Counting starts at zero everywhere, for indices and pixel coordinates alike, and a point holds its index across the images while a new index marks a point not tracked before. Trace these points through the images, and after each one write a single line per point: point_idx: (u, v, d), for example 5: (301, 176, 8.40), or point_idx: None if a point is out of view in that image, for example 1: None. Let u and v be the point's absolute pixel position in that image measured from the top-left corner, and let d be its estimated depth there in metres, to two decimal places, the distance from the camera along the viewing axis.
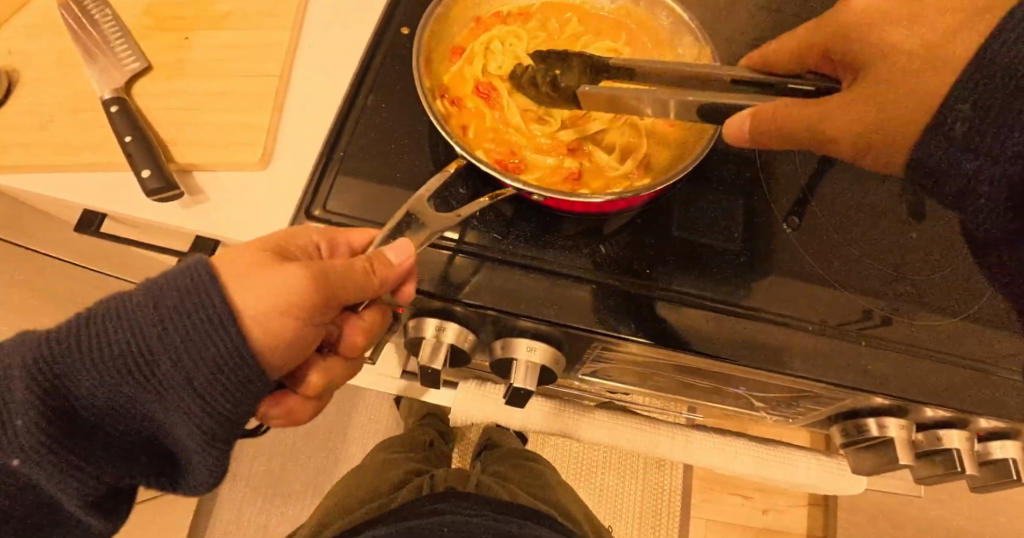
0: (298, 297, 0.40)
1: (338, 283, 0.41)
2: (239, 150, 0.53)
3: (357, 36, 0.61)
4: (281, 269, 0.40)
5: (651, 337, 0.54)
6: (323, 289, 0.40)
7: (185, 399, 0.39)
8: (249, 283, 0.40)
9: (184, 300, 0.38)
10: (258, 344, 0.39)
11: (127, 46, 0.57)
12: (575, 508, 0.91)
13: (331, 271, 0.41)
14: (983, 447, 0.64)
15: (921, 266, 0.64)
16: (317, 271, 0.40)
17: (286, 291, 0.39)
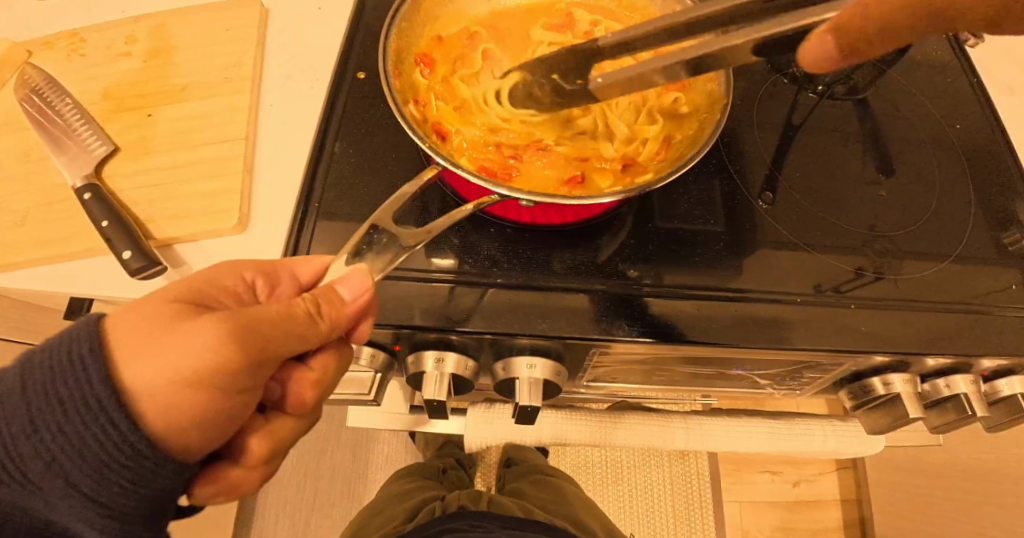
0: (221, 359, 0.37)
1: (260, 331, 0.39)
2: (214, 217, 0.54)
3: (313, 89, 0.63)
4: (197, 324, 0.38)
5: (645, 334, 0.54)
6: (244, 342, 0.38)
7: (55, 492, 0.37)
8: (157, 350, 0.37)
9: (74, 388, 0.36)
10: (148, 420, 0.37)
11: (91, 132, 0.57)
12: (591, 519, 0.92)
13: (257, 319, 0.39)
14: (990, 386, 0.65)
15: (894, 221, 0.65)
16: (239, 323, 0.38)
17: (181, 359, 0.37)
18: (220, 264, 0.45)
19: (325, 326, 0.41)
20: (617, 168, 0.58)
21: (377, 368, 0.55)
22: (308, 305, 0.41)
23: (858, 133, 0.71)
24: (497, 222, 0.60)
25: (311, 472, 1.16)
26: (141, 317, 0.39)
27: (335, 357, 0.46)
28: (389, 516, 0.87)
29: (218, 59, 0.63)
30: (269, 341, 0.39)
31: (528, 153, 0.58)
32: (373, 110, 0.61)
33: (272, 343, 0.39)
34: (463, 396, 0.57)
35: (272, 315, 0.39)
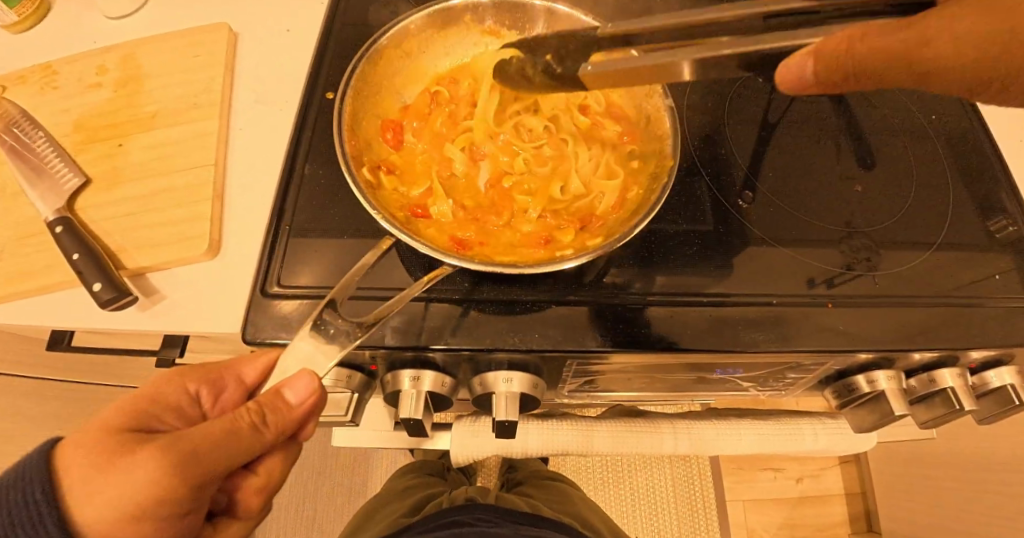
0: (164, 494, 0.37)
1: (201, 457, 0.38)
2: (185, 244, 0.54)
3: (283, 111, 0.63)
4: (137, 457, 0.38)
5: (618, 343, 0.53)
6: (185, 470, 0.37)
7: None
8: (100, 489, 0.37)
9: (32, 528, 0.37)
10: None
11: (63, 164, 0.57)
12: (598, 522, 0.91)
13: (197, 446, 0.38)
14: (979, 379, 0.63)
15: (872, 216, 0.64)
16: (179, 456, 0.38)
17: (126, 498, 0.37)
18: (164, 377, 0.45)
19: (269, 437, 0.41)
20: (574, 226, 0.58)
21: (355, 388, 0.54)
22: (249, 416, 0.41)
23: (835, 129, 0.71)
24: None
25: (312, 484, 1.17)
26: (86, 454, 0.39)
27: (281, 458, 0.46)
28: (392, 510, 0.86)
29: (188, 86, 0.63)
30: (209, 466, 0.39)
31: (488, 222, 0.57)
32: None
33: (213, 468, 0.39)
34: (443, 411, 0.57)
35: (213, 435, 0.39)
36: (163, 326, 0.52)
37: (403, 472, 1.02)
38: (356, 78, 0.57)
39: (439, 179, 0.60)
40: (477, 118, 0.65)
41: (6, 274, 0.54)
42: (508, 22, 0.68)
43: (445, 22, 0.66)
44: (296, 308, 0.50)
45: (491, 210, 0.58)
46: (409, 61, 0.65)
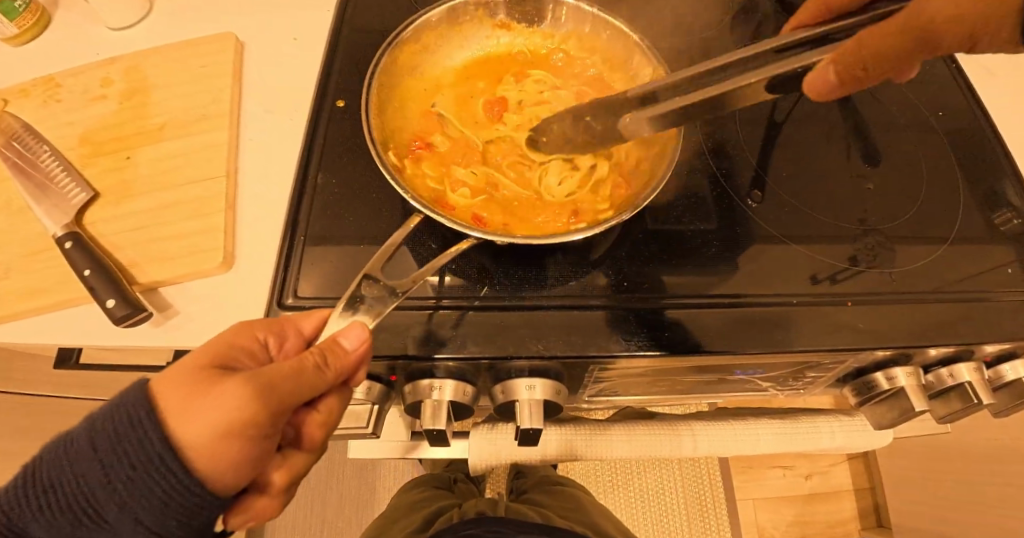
0: (247, 418, 0.37)
1: (279, 388, 0.38)
2: (198, 257, 0.53)
3: (292, 121, 0.62)
4: (226, 385, 0.38)
5: (640, 348, 0.53)
6: (266, 398, 0.37)
7: (127, 530, 0.38)
8: (198, 408, 0.37)
9: (137, 445, 0.37)
10: (193, 470, 0.37)
11: (70, 179, 0.56)
12: (611, 526, 0.91)
13: (275, 378, 0.38)
14: (994, 372, 0.63)
15: (884, 213, 0.64)
16: (258, 384, 0.37)
17: (213, 420, 0.36)
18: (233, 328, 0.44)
19: (331, 378, 0.40)
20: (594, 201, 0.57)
21: (375, 400, 0.54)
22: (312, 355, 0.40)
23: (842, 126, 0.71)
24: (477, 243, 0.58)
25: (320, 497, 1.15)
26: (182, 382, 0.39)
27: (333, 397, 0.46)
28: (405, 525, 0.85)
29: (195, 97, 0.62)
30: (286, 395, 0.38)
31: (510, 201, 0.56)
32: (355, 138, 0.60)
33: (290, 400, 0.39)
34: (464, 421, 0.56)
35: (286, 369, 0.39)
36: (178, 341, 0.51)
37: (412, 484, 1.00)
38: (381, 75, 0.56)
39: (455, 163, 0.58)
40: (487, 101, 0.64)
41: (14, 292, 0.53)
42: (524, 18, 0.66)
43: (463, 19, 0.64)
44: None
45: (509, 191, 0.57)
46: (429, 57, 0.63)
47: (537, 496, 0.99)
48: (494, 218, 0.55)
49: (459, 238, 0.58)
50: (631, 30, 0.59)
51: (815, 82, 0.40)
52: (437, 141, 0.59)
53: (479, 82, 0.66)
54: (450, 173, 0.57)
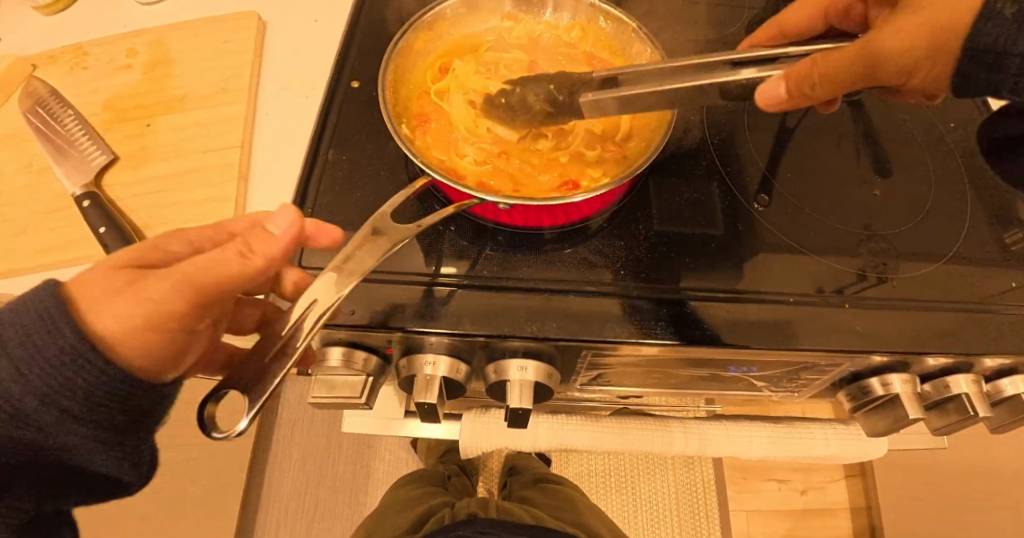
0: (179, 303, 0.38)
1: (206, 276, 0.38)
2: (208, 222, 0.55)
3: (309, 100, 0.64)
4: (118, 294, 0.38)
5: (633, 335, 0.53)
6: (184, 288, 0.38)
7: (59, 416, 0.38)
8: (113, 298, 0.38)
9: (48, 337, 0.37)
10: (117, 363, 0.38)
11: (92, 142, 0.58)
12: (601, 524, 0.91)
13: (191, 269, 0.38)
14: (993, 387, 0.62)
15: (887, 219, 0.64)
16: (185, 273, 0.38)
17: (151, 302, 0.38)
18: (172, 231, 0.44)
19: (261, 263, 0.41)
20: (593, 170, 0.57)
21: (371, 372, 0.55)
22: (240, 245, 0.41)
23: (851, 133, 0.71)
24: (478, 223, 0.59)
25: (317, 479, 1.17)
26: (97, 277, 0.39)
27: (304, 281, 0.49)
28: (399, 521, 0.86)
29: (216, 71, 0.64)
30: (211, 284, 0.39)
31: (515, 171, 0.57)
32: (368, 118, 0.62)
33: (216, 291, 0.39)
34: (455, 399, 0.57)
35: (211, 258, 0.39)
36: None
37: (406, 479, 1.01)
38: (395, 56, 0.57)
39: (461, 137, 0.59)
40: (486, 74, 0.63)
41: (30, 246, 0.54)
42: (533, 10, 0.65)
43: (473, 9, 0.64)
44: None
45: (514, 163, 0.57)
46: (442, 43, 0.63)
47: (530, 495, 0.99)
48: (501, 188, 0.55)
49: (459, 220, 0.59)
50: (632, 20, 0.59)
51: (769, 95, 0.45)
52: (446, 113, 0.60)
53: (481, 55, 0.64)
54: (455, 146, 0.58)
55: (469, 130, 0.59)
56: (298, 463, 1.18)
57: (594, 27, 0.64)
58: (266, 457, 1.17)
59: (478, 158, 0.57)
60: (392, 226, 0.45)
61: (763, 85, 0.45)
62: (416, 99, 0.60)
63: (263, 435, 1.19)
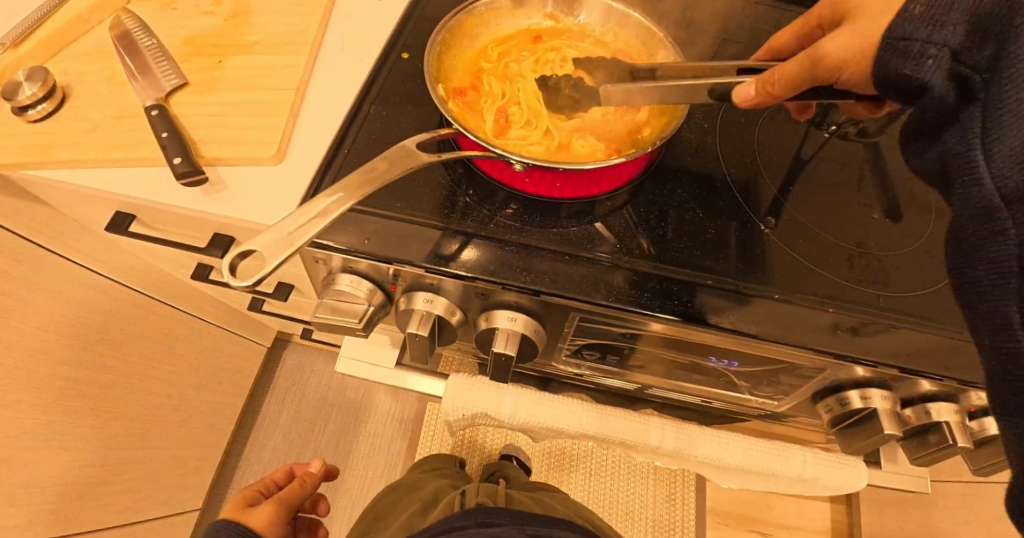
0: (284, 496, 0.73)
1: (293, 495, 0.74)
2: (255, 146, 0.60)
3: (363, 61, 0.70)
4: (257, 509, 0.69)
5: (620, 303, 0.57)
6: (289, 496, 0.73)
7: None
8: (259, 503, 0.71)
9: None
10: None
11: (168, 67, 0.65)
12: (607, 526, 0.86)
13: (290, 493, 0.74)
14: (977, 424, 0.62)
15: (883, 242, 0.65)
16: (292, 494, 0.74)
17: (282, 499, 0.72)
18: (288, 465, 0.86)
19: (301, 484, 0.77)
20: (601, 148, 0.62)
21: (373, 304, 0.60)
22: (301, 479, 0.77)
23: (862, 166, 0.73)
24: (495, 186, 0.64)
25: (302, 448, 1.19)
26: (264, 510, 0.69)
27: (307, 475, 0.80)
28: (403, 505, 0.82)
29: (285, 26, 0.71)
30: (295, 494, 0.75)
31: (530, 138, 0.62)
32: (411, 84, 0.68)
33: (297, 494, 0.75)
34: (444, 342, 0.64)
35: (295, 489, 0.75)
36: (219, 209, 0.58)
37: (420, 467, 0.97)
38: (444, 30, 0.62)
39: (489, 104, 0.64)
40: (524, 56, 0.69)
41: (97, 143, 0.60)
42: (575, 14, 0.70)
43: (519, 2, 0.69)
44: (341, 221, 0.58)
45: (532, 131, 0.63)
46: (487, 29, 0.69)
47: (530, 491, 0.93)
48: (520, 149, 0.61)
49: (477, 181, 0.64)
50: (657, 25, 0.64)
51: (742, 96, 0.49)
52: (482, 87, 0.65)
53: (519, 43, 0.70)
54: (479, 111, 0.64)
55: (500, 98, 0.65)
56: (285, 428, 1.21)
57: (629, 31, 0.68)
58: (256, 417, 1.21)
59: (500, 123, 0.63)
60: (411, 157, 0.49)
61: (738, 86, 0.49)
62: (456, 71, 0.66)
63: (256, 395, 1.22)
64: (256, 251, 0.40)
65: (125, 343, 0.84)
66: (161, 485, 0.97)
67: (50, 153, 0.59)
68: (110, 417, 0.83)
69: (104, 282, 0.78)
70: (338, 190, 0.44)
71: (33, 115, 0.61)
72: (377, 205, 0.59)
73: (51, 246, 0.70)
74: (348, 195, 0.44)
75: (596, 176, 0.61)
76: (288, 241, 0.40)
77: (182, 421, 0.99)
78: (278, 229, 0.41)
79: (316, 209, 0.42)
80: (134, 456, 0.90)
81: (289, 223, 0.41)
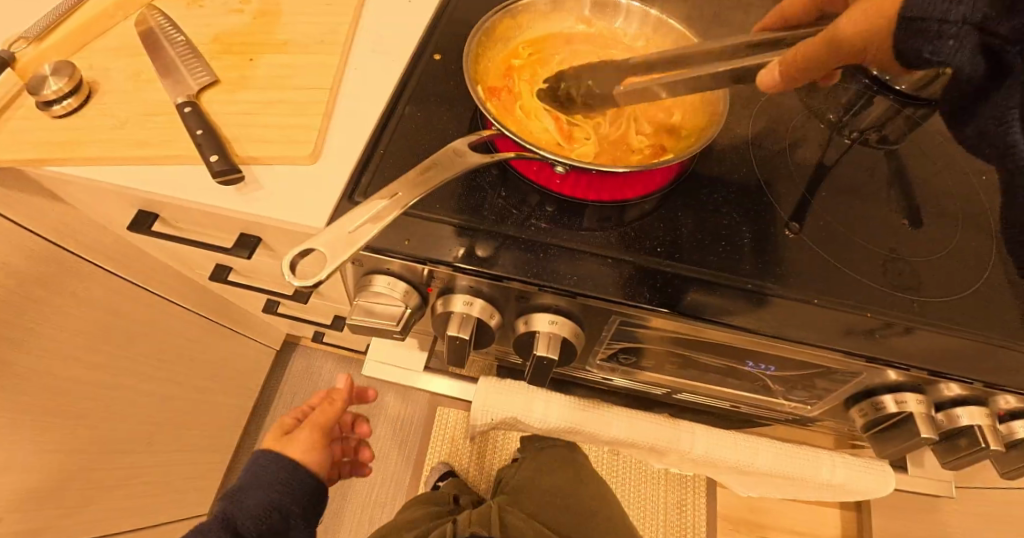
0: (318, 421, 0.68)
1: (325, 418, 0.69)
2: (290, 145, 0.59)
3: (395, 62, 0.69)
4: (293, 437, 0.65)
5: (661, 306, 0.57)
6: (321, 420, 0.69)
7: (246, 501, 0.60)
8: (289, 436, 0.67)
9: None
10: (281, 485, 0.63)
11: (199, 64, 0.64)
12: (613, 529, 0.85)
13: (323, 419, 0.69)
14: (1007, 427, 0.62)
15: (912, 247, 0.66)
16: (325, 419, 0.69)
17: (316, 424, 0.68)
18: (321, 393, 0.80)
19: (337, 401, 0.72)
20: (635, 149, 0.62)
21: (410, 306, 0.59)
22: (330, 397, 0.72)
23: (887, 172, 0.74)
24: (532, 188, 0.63)
25: None
26: (301, 438, 0.65)
27: (334, 393, 0.73)
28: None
29: (315, 25, 0.70)
30: (328, 415, 0.70)
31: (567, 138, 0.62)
32: (444, 86, 0.67)
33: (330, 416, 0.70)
34: (481, 346, 0.63)
35: (328, 412, 0.70)
36: (255, 208, 0.57)
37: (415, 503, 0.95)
38: (480, 31, 0.62)
39: (524, 105, 0.64)
40: (558, 59, 0.69)
41: (127, 140, 0.59)
42: (607, 19, 0.70)
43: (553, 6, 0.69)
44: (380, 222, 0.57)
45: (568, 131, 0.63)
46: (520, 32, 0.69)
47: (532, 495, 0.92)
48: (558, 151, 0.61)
49: (514, 183, 0.63)
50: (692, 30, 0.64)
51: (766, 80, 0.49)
52: (518, 89, 0.65)
53: (552, 46, 0.70)
54: (515, 112, 0.64)
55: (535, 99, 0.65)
56: None
57: (662, 35, 0.68)
58: (262, 422, 1.19)
59: (536, 125, 0.63)
60: (459, 158, 0.49)
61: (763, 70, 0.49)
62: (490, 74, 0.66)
63: (263, 400, 1.21)
64: (315, 251, 0.40)
65: (139, 345, 0.82)
66: (168, 491, 0.95)
67: (79, 150, 0.58)
68: (120, 421, 0.81)
69: (120, 282, 0.76)
70: (390, 193, 0.44)
71: (59, 110, 0.60)
72: (416, 206, 0.59)
73: (71, 245, 0.69)
74: (401, 198, 0.44)
75: (633, 179, 0.61)
76: (348, 243, 0.41)
77: (190, 425, 0.97)
78: (336, 229, 0.41)
79: (372, 211, 0.43)
80: (142, 462, 0.88)
81: (346, 223, 0.42)
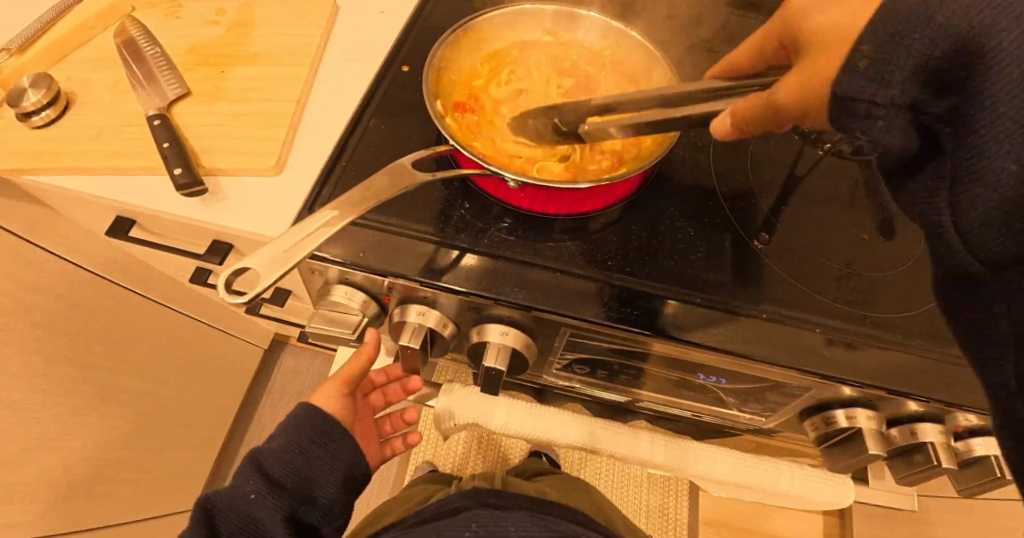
0: (338, 379, 0.61)
1: (353, 372, 0.62)
2: (254, 158, 0.61)
3: (363, 75, 0.71)
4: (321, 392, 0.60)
5: (610, 319, 0.58)
6: (347, 376, 0.61)
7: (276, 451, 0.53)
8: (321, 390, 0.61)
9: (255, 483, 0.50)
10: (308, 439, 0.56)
11: (172, 76, 0.66)
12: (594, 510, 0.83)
13: (350, 371, 0.62)
14: (964, 444, 0.63)
15: (873, 261, 0.66)
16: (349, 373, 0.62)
17: (340, 377, 0.61)
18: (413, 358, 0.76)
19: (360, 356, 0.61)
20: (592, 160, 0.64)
21: (367, 314, 0.61)
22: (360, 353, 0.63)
23: (856, 184, 0.73)
24: (490, 201, 0.64)
25: None
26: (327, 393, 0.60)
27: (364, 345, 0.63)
28: None
29: (288, 37, 0.71)
30: (354, 368, 0.61)
31: (526, 151, 0.63)
32: (409, 98, 0.68)
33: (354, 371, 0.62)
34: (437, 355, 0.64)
35: (356, 367, 0.61)
36: (218, 219, 0.59)
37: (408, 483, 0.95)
38: (442, 46, 0.63)
39: (485, 118, 0.65)
40: (523, 72, 0.69)
41: (100, 152, 0.61)
42: (573, 31, 0.71)
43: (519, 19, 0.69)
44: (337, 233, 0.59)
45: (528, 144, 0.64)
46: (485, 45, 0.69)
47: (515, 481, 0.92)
48: (516, 165, 0.62)
49: (473, 195, 0.65)
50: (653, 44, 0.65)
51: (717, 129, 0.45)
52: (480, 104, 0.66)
53: (516, 59, 0.70)
54: (474, 125, 0.65)
55: (497, 114, 0.66)
56: None
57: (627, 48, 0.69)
58: (252, 418, 1.22)
59: (496, 139, 0.64)
60: (405, 174, 0.50)
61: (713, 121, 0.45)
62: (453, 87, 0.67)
63: (253, 397, 1.24)
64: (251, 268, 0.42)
65: (124, 344, 0.85)
66: (157, 483, 0.98)
67: (54, 161, 0.60)
68: (108, 416, 0.84)
69: (104, 283, 0.79)
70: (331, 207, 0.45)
71: (37, 122, 0.62)
72: (373, 218, 0.60)
73: (55, 249, 0.71)
74: (341, 212, 0.45)
75: (590, 194, 0.62)
76: (283, 259, 0.42)
77: (179, 420, 1.00)
78: (272, 247, 0.43)
79: (312, 227, 0.44)
80: (131, 455, 0.91)
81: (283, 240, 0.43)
